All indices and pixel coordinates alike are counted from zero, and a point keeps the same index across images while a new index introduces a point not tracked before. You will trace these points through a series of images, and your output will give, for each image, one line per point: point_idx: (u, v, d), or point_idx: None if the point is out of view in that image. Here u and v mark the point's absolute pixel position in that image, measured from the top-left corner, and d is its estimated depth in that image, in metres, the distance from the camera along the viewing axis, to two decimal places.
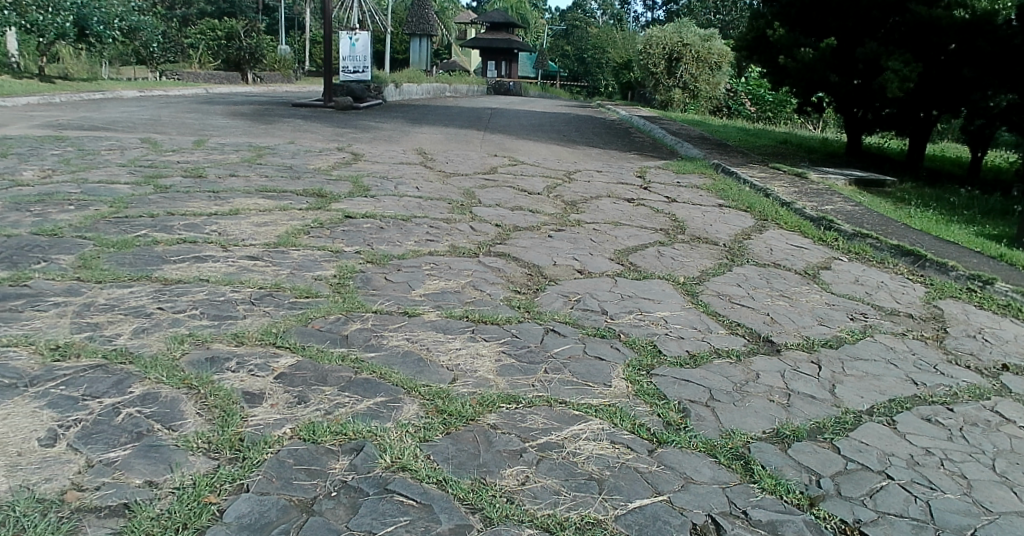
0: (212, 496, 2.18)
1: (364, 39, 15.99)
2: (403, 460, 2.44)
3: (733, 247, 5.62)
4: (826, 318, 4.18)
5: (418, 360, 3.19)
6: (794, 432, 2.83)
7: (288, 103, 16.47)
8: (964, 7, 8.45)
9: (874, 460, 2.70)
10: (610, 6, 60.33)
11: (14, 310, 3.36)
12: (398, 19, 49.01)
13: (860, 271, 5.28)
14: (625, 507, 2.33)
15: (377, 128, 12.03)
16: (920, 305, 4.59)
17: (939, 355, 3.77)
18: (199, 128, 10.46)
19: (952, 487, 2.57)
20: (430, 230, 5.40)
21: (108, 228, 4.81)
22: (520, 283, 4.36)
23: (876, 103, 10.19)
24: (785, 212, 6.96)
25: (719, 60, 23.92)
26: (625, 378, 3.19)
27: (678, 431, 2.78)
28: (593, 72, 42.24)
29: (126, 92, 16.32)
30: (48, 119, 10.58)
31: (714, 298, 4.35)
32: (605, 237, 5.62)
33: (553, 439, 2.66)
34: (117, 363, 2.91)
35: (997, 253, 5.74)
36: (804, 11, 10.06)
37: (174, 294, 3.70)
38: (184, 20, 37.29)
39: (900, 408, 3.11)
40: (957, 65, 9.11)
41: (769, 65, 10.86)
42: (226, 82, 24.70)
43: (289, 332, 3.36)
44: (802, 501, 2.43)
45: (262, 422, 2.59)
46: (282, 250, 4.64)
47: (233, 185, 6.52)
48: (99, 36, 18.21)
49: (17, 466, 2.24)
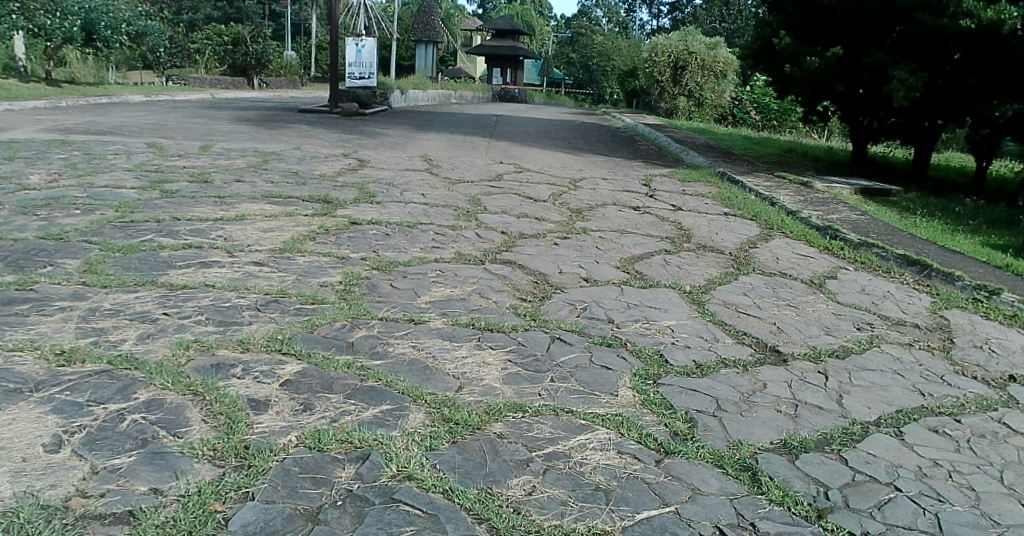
0: (218, 504, 2.17)
1: (370, 46, 15.93)
2: (409, 469, 2.43)
3: (739, 256, 5.59)
4: (833, 328, 4.16)
5: (424, 368, 3.18)
6: (801, 443, 2.81)
7: (294, 108, 16.45)
8: (971, 17, 8.22)
9: (882, 472, 2.67)
10: (615, 14, 60.38)
11: (19, 314, 3.35)
12: (404, 27, 49.28)
13: (867, 280, 5.26)
14: (633, 518, 2.31)
15: (382, 134, 12.06)
16: (926, 316, 4.56)
17: (946, 366, 3.75)
18: (205, 133, 10.49)
19: (960, 500, 2.54)
20: (436, 237, 5.39)
21: (115, 233, 4.83)
22: (525, 290, 4.34)
23: (881, 112, 10.18)
24: (791, 220, 6.94)
25: (724, 68, 23.58)
26: (631, 387, 3.18)
27: (686, 441, 2.76)
28: (599, 79, 42.06)
29: (133, 97, 16.38)
30: (55, 122, 10.62)
31: (721, 308, 4.34)
32: (611, 245, 5.61)
33: (560, 449, 2.65)
34: (123, 368, 2.91)
35: (1004, 263, 5.73)
36: (810, 21, 10.12)
37: (180, 300, 3.69)
38: (190, 25, 37.29)
39: (907, 419, 3.09)
40: (963, 75, 9.08)
41: (774, 73, 10.81)
42: (230, 87, 24.81)
43: (294, 339, 3.35)
44: (811, 513, 2.40)
45: (267, 430, 2.58)
46: (288, 256, 4.64)
47: (240, 191, 6.53)
48: (106, 41, 18.25)
49: (21, 471, 2.24)
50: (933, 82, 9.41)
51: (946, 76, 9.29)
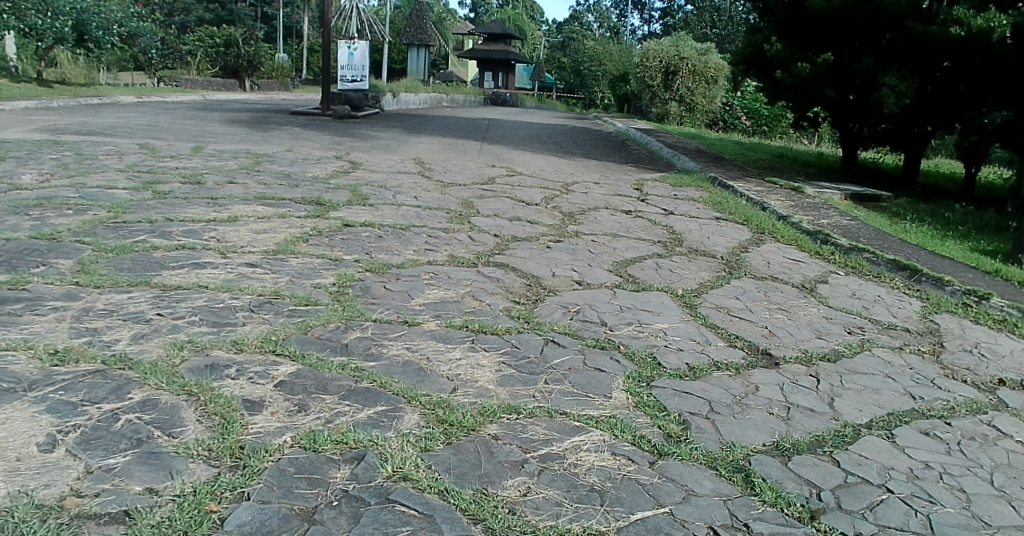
0: (213, 504, 2.16)
1: (363, 49, 15.91)
2: (404, 470, 2.43)
3: (731, 260, 5.62)
4: (823, 332, 4.18)
5: (419, 370, 3.19)
6: (794, 445, 2.83)
7: (285, 110, 16.38)
8: (960, 25, 8.34)
9: (874, 473, 2.70)
10: (607, 19, 60.42)
11: (13, 314, 3.34)
12: (395, 29, 49.28)
13: (857, 285, 5.30)
14: (627, 518, 2.32)
15: (375, 137, 12.06)
16: (916, 320, 4.60)
17: (937, 370, 3.78)
18: (197, 135, 10.47)
19: (952, 501, 2.57)
20: (429, 240, 5.41)
21: (107, 233, 4.80)
22: (519, 293, 4.36)
23: (872, 118, 10.28)
24: (781, 225, 6.99)
25: (714, 73, 23.74)
26: (625, 389, 3.19)
27: (680, 443, 2.78)
28: (591, 84, 42.07)
29: (124, 98, 16.31)
30: (47, 123, 10.54)
31: (713, 311, 4.36)
32: (604, 249, 5.63)
33: (554, 450, 2.66)
34: (117, 368, 2.90)
35: (992, 268, 5.79)
36: (801, 26, 10.20)
37: (174, 301, 3.68)
38: (182, 27, 37.05)
39: (898, 422, 3.12)
40: (953, 82, 9.15)
41: (766, 80, 10.88)
42: (223, 89, 24.82)
43: (289, 340, 3.35)
44: (804, 514, 2.42)
45: (262, 430, 2.58)
46: (282, 258, 4.64)
47: (233, 192, 6.50)
48: (98, 42, 18.06)
49: (16, 470, 2.23)
50: (924, 89, 9.45)
51: (937, 83, 9.35)
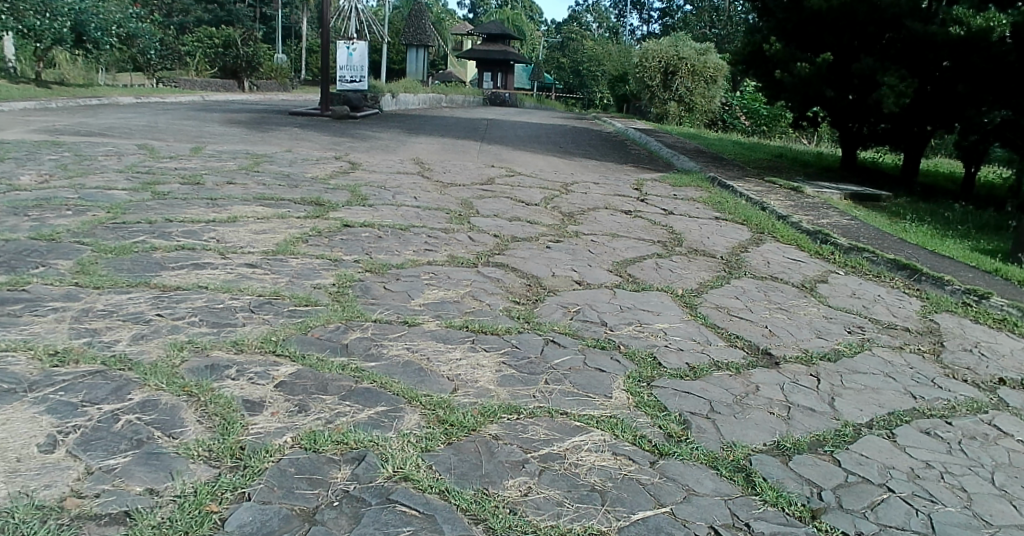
0: (214, 504, 2.16)
1: (362, 49, 15.91)
2: (405, 470, 2.42)
3: (731, 260, 5.62)
4: (823, 332, 4.18)
5: (419, 370, 3.18)
6: (794, 445, 2.83)
7: (284, 111, 16.37)
8: (959, 24, 8.28)
9: (875, 473, 2.70)
10: (606, 19, 60.40)
11: (13, 314, 3.34)
12: (394, 30, 49.24)
13: (857, 285, 5.30)
14: (628, 518, 2.32)
15: (374, 137, 12.05)
16: (916, 319, 4.59)
17: (937, 370, 3.77)
18: (196, 135, 10.48)
19: (953, 501, 2.56)
20: (428, 240, 5.41)
21: (106, 234, 4.80)
22: (519, 293, 4.36)
23: (871, 117, 10.28)
24: (781, 225, 6.99)
25: (713, 73, 23.68)
26: (625, 389, 3.19)
27: (680, 443, 2.77)
28: (590, 84, 42.03)
29: (123, 98, 16.33)
30: (46, 124, 10.54)
31: (713, 311, 4.36)
32: (603, 249, 5.63)
33: (555, 450, 2.66)
34: (117, 369, 2.90)
35: (992, 268, 5.78)
36: (800, 26, 10.21)
37: (173, 301, 3.68)
38: (181, 27, 37.06)
39: (898, 421, 3.12)
40: (952, 82, 9.14)
41: (765, 80, 10.88)
42: (222, 90, 24.82)
43: (289, 340, 3.35)
44: (805, 513, 2.42)
45: (262, 430, 2.57)
46: (281, 258, 4.64)
47: (232, 193, 6.51)
48: (96, 42, 18.07)
49: (16, 471, 2.23)
50: (923, 89, 9.45)
51: (936, 82, 9.35)
